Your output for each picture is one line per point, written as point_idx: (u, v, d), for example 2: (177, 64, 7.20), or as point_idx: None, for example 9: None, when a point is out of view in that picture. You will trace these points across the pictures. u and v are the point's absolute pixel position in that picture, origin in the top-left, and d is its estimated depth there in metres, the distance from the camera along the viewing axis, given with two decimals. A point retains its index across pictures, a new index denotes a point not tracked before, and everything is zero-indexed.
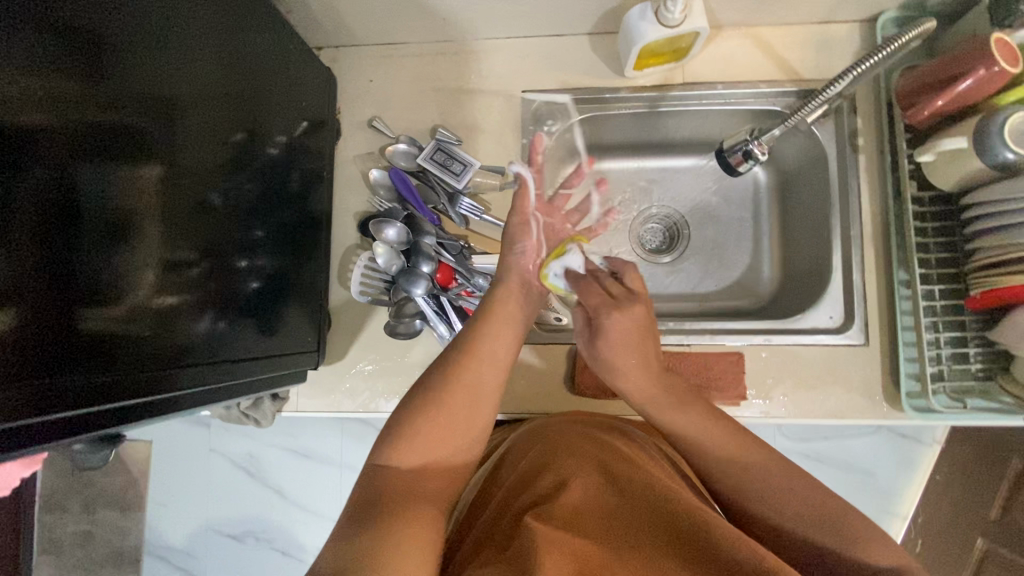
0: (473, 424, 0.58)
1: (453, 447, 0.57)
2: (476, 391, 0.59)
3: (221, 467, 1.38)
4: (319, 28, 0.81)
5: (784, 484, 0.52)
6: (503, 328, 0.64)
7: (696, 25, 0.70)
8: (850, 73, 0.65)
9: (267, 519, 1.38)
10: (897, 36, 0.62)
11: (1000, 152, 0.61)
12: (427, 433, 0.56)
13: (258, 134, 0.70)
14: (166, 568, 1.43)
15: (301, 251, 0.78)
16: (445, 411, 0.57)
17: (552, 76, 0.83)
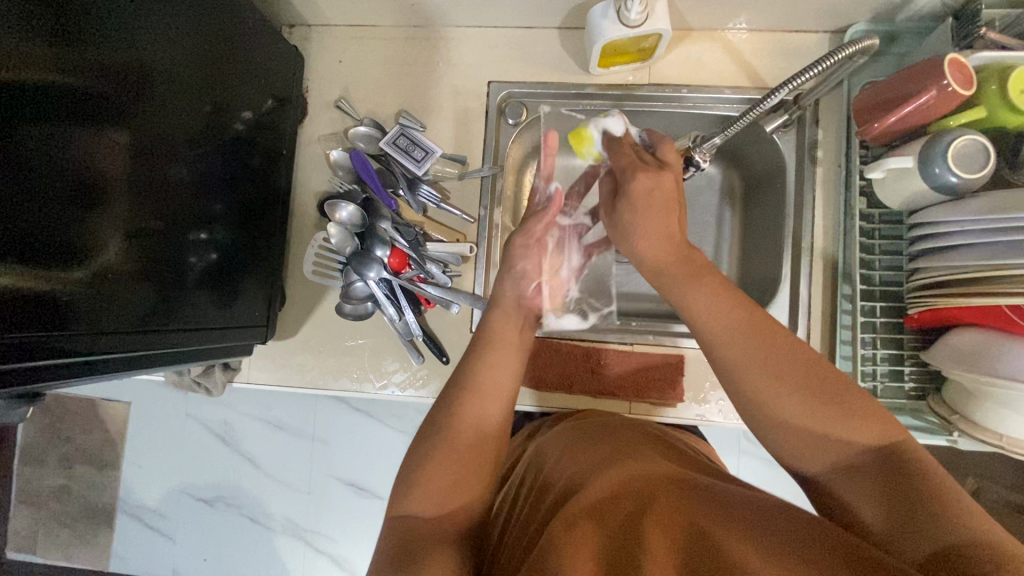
0: (479, 461, 0.54)
1: (463, 485, 0.53)
2: (481, 399, 0.57)
3: (194, 432, 1.41)
4: (290, 5, 0.82)
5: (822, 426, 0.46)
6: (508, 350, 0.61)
7: (657, 27, 0.69)
8: (787, 86, 0.63)
9: (235, 485, 1.41)
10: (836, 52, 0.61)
11: (944, 175, 0.61)
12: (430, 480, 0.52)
13: (225, 109, 0.71)
14: (137, 526, 1.47)
15: (257, 228, 0.79)
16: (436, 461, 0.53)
17: (519, 68, 0.83)
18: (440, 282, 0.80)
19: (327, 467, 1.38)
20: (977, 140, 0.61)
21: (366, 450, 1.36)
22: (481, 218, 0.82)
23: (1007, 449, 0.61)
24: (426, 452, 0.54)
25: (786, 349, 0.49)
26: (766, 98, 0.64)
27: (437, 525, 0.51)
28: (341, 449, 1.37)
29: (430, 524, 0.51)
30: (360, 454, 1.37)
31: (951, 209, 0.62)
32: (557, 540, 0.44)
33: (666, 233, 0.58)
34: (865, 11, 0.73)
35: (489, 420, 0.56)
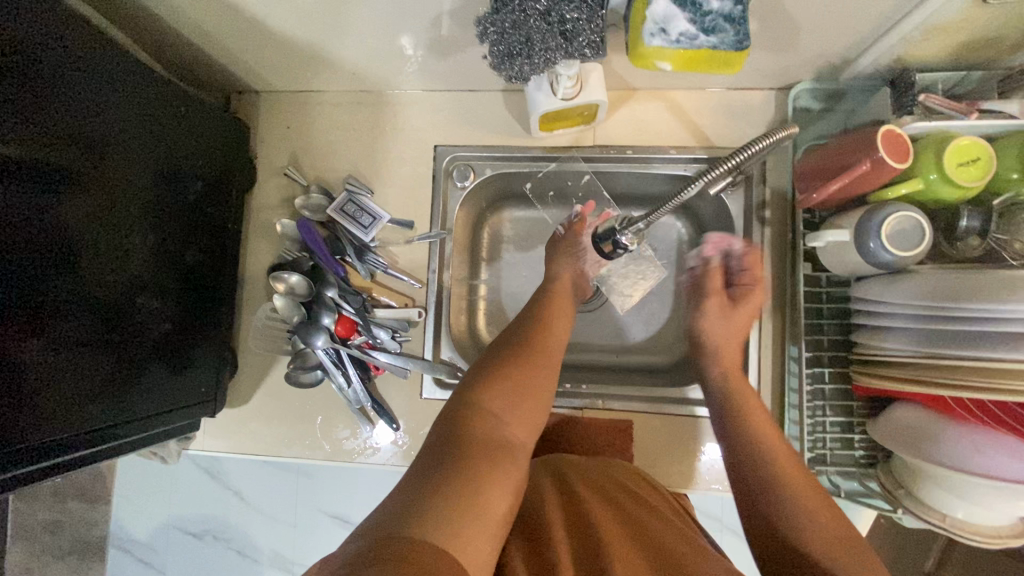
0: (539, 386, 0.66)
1: (521, 414, 0.63)
2: (548, 366, 0.68)
3: (182, 470, 1.31)
4: (235, 77, 0.82)
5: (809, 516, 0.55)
6: (560, 308, 0.75)
7: (592, 97, 0.68)
8: (706, 176, 0.58)
9: (225, 517, 1.31)
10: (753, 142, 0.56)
11: (877, 251, 0.60)
12: (500, 392, 0.63)
13: (179, 182, 0.72)
14: (130, 560, 1.38)
15: (207, 299, 0.79)
16: (504, 387, 0.63)
17: (465, 131, 0.82)
18: (389, 347, 0.81)
19: (314, 500, 1.28)
20: (912, 218, 0.60)
21: (352, 483, 1.27)
22: (430, 282, 0.83)
23: (950, 531, 0.60)
24: (501, 375, 0.65)
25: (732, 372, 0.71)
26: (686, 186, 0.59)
27: (503, 433, 0.60)
28: (327, 485, 1.27)
29: (497, 431, 0.59)
30: (347, 488, 1.27)
31: (885, 286, 0.60)
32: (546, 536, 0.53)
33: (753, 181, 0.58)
34: (806, 72, 0.72)
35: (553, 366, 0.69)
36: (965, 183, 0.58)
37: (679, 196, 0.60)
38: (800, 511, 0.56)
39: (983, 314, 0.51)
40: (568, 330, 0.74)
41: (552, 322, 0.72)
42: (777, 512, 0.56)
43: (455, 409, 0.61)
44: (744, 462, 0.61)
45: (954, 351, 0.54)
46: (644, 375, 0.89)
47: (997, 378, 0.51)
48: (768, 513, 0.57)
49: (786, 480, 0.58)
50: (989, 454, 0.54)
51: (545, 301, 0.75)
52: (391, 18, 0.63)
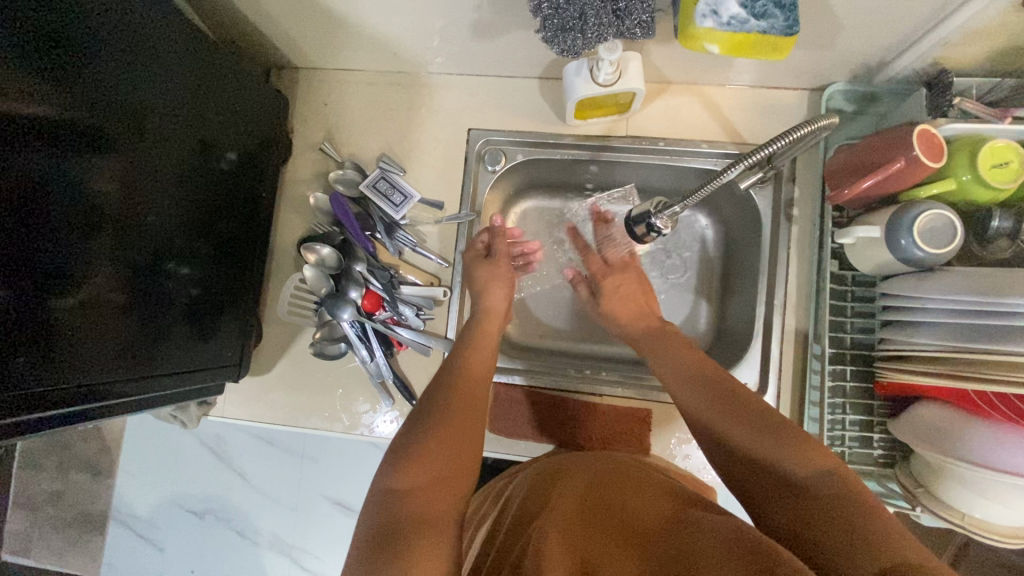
0: (468, 437, 0.62)
1: (447, 474, 0.58)
2: (467, 408, 0.65)
3: (189, 445, 1.31)
4: (279, 51, 0.84)
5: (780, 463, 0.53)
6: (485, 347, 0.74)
7: (629, 85, 0.69)
8: (745, 160, 0.60)
9: (226, 497, 1.32)
10: (790, 128, 0.58)
11: (909, 248, 0.61)
12: (422, 467, 0.57)
13: (214, 148, 0.73)
14: (129, 536, 1.38)
15: (235, 267, 0.80)
16: (420, 466, 0.57)
17: (499, 115, 0.84)
18: (413, 324, 0.82)
19: (317, 485, 1.28)
20: (944, 216, 0.60)
21: (356, 470, 1.27)
22: (456, 262, 0.83)
23: (969, 529, 0.60)
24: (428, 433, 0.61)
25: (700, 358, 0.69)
26: (725, 169, 0.59)
27: (429, 507, 0.53)
28: (331, 469, 1.27)
29: (420, 505, 0.53)
30: (352, 474, 1.27)
31: (913, 284, 0.62)
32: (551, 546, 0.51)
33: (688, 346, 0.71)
34: (842, 72, 0.73)
35: (481, 382, 0.70)
36: (1000, 184, 0.59)
37: (715, 180, 0.61)
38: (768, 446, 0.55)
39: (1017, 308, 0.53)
40: (493, 360, 0.74)
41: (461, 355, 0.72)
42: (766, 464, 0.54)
43: (381, 492, 0.55)
44: (688, 409, 0.64)
45: (981, 345, 0.55)
46: None
47: None
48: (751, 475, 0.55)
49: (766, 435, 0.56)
50: (1009, 450, 0.55)
51: (474, 339, 0.74)
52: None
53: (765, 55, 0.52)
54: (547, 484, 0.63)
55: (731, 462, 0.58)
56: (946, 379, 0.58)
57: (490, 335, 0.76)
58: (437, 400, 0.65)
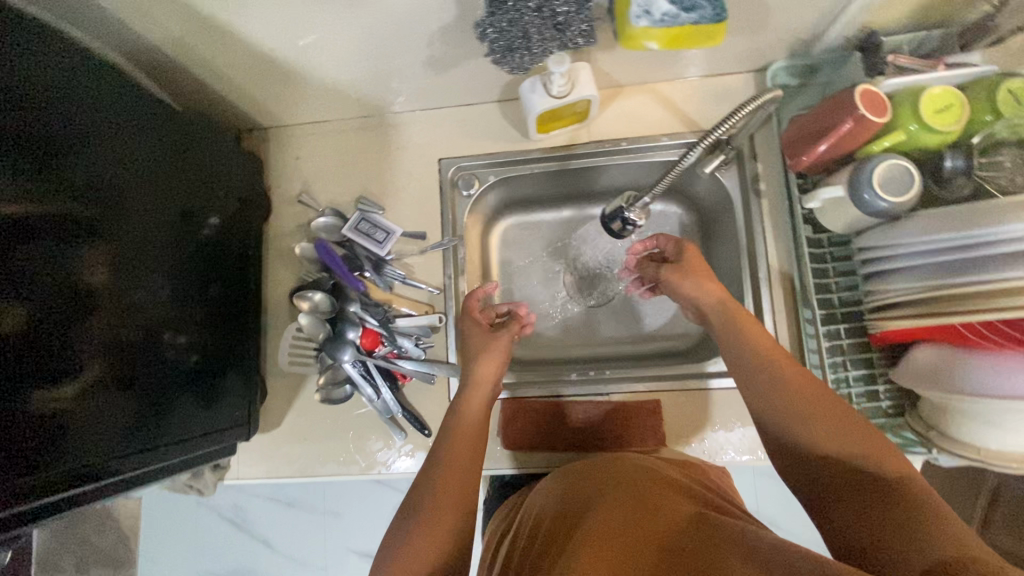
0: (466, 497, 0.62)
1: (438, 531, 0.58)
2: (470, 454, 0.66)
3: (213, 517, 1.29)
4: (246, 115, 0.87)
5: (833, 444, 0.53)
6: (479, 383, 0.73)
7: (583, 93, 0.73)
8: (701, 143, 0.62)
9: (254, 567, 1.28)
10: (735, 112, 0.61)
11: (874, 201, 0.63)
12: (416, 552, 0.56)
13: (194, 216, 0.75)
14: None
15: (231, 328, 0.81)
16: (422, 535, 0.57)
17: (466, 142, 0.87)
18: (414, 355, 0.82)
19: (344, 539, 1.26)
20: (900, 164, 0.63)
21: (381, 517, 1.25)
22: (447, 288, 0.85)
23: (987, 463, 0.61)
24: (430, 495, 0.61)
25: (736, 324, 0.66)
26: (684, 155, 0.62)
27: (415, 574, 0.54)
28: (357, 521, 1.25)
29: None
30: (379, 523, 1.25)
31: (881, 233, 0.65)
32: (577, 545, 0.52)
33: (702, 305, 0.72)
34: (780, 50, 0.77)
35: (474, 411, 0.70)
36: (946, 127, 0.62)
37: (677, 164, 0.63)
38: (830, 425, 0.54)
39: (985, 239, 0.56)
40: (488, 396, 0.73)
41: (464, 395, 0.72)
42: (823, 437, 0.53)
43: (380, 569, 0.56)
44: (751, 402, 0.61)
45: (967, 279, 0.57)
46: (665, 358, 0.91)
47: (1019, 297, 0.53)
48: (808, 459, 0.54)
49: (816, 412, 0.55)
50: (1006, 376, 0.56)
51: (467, 389, 0.73)
52: (392, 38, 0.68)
53: (704, 42, 0.55)
54: (573, 491, 0.62)
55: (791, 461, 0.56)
56: (927, 317, 0.60)
57: (484, 390, 0.73)
58: (426, 482, 0.63)
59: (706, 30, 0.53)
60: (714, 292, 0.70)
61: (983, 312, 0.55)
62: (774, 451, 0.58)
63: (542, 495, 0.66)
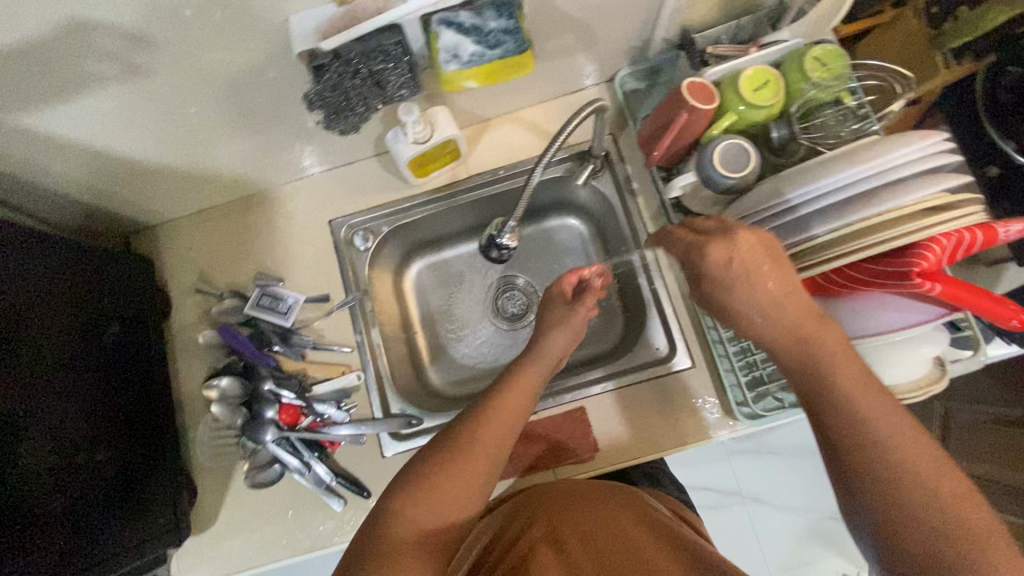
0: (477, 488, 0.55)
1: (445, 511, 0.53)
2: (489, 458, 0.56)
3: None
4: (127, 217, 0.87)
5: (913, 472, 0.47)
6: (505, 415, 0.59)
7: (445, 133, 0.76)
8: (540, 163, 0.68)
9: None
10: (562, 129, 0.67)
11: (722, 180, 0.68)
12: (414, 521, 0.52)
13: (91, 329, 0.73)
14: None
15: (148, 434, 0.78)
16: (421, 516, 0.52)
17: (353, 199, 0.89)
18: (338, 420, 0.81)
19: None
20: (734, 142, 0.68)
21: None
22: (360, 344, 0.85)
23: (879, 399, 0.65)
24: (439, 467, 0.54)
25: (797, 290, 0.53)
26: (529, 177, 0.69)
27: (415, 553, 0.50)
28: None
29: (403, 548, 0.50)
30: None
31: (735, 208, 0.68)
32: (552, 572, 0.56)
33: (775, 289, 0.53)
34: (619, 60, 0.83)
35: (516, 420, 0.60)
36: (768, 101, 0.68)
37: (527, 186, 0.69)
38: (913, 446, 0.47)
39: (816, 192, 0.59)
40: (511, 424, 0.59)
41: (504, 395, 0.61)
42: (897, 459, 0.47)
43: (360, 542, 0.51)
44: (800, 375, 0.53)
45: (806, 233, 0.59)
46: (591, 364, 0.92)
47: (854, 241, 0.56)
48: (870, 463, 0.48)
49: (892, 436, 0.48)
50: (868, 313, 0.60)
51: (499, 402, 0.60)
52: (248, 114, 0.70)
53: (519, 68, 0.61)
54: (561, 510, 0.64)
55: (851, 460, 0.49)
56: (791, 275, 0.62)
57: (518, 401, 0.61)
58: (441, 455, 0.55)
59: (517, 58, 0.59)
60: (773, 294, 0.53)
61: (833, 259, 0.57)
62: (826, 443, 0.52)
63: (530, 506, 0.67)
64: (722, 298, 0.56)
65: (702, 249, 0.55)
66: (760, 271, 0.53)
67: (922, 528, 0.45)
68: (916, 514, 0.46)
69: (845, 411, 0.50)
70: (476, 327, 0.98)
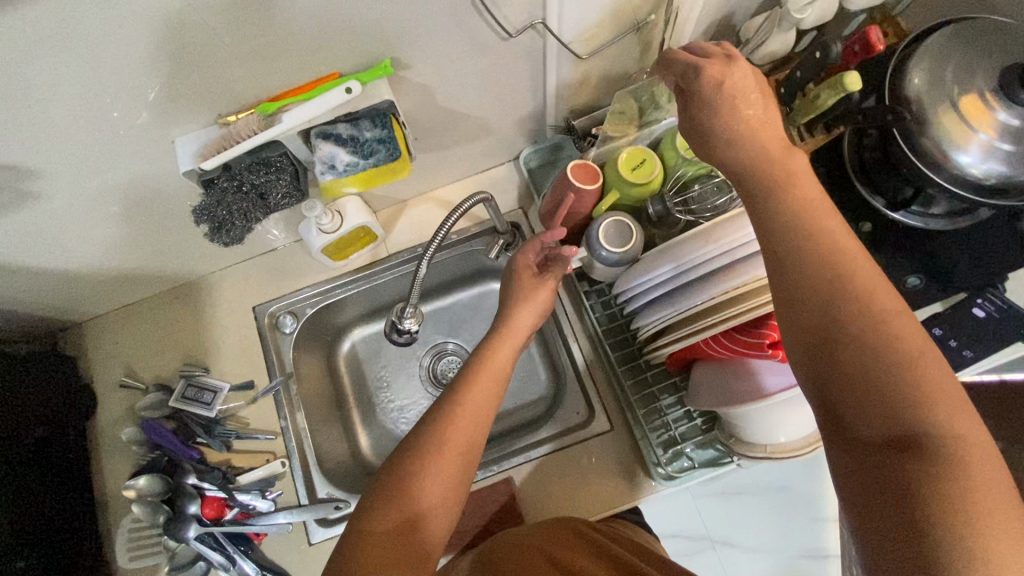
0: (474, 454, 0.58)
1: (441, 508, 0.54)
2: (474, 422, 0.59)
3: None
4: (50, 319, 0.88)
5: (891, 343, 0.40)
6: (491, 379, 0.64)
7: (354, 222, 0.80)
8: (428, 253, 0.72)
9: None
10: (445, 222, 0.71)
11: (609, 256, 0.72)
12: (403, 501, 0.53)
13: (9, 436, 0.73)
14: None
15: (67, 541, 0.77)
16: (415, 500, 0.53)
17: (278, 285, 0.92)
18: (263, 510, 0.81)
19: None
20: (621, 220, 0.72)
21: None
22: (286, 428, 0.86)
23: (775, 455, 0.67)
24: (438, 436, 0.57)
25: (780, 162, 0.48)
26: (418, 267, 0.72)
27: (412, 536, 0.51)
28: None
29: (397, 524, 0.51)
30: None
31: (624, 280, 0.72)
32: None
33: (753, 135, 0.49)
34: (519, 142, 0.88)
35: (499, 380, 0.64)
36: (646, 179, 0.72)
37: (415, 277, 0.72)
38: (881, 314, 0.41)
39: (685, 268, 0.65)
40: (494, 392, 0.63)
41: (489, 357, 0.66)
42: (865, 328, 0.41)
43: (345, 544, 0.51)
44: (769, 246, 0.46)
45: (687, 302, 0.65)
46: (522, 430, 0.93)
47: (727, 309, 0.63)
48: (833, 332, 0.41)
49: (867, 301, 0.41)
50: (751, 376, 0.63)
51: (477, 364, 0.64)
52: (160, 212, 0.73)
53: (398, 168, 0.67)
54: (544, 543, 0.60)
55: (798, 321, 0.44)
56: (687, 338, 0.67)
57: (502, 354, 0.66)
58: (417, 440, 0.57)
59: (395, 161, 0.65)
60: (756, 155, 0.48)
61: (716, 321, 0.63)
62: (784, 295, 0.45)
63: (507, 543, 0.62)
64: (708, 125, 0.50)
65: (698, 69, 0.50)
66: (745, 111, 0.49)
67: (884, 374, 0.39)
68: (876, 366, 0.39)
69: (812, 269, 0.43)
70: (408, 401, 0.99)
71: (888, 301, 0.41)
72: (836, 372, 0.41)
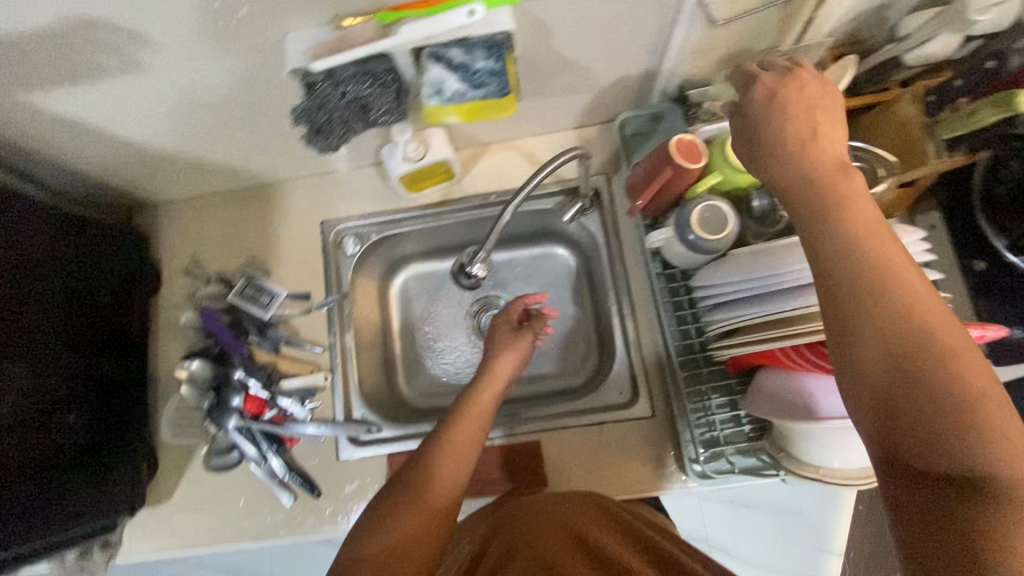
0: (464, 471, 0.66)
1: (423, 524, 0.60)
2: (462, 455, 0.66)
3: None
4: (131, 194, 0.90)
5: (940, 369, 0.38)
6: (473, 421, 0.70)
7: (437, 156, 0.78)
8: (513, 202, 0.70)
9: None
10: (536, 175, 0.69)
11: (697, 240, 0.68)
12: (394, 524, 0.60)
13: (81, 296, 0.76)
14: None
15: (118, 404, 0.81)
16: (405, 516, 0.60)
17: (348, 204, 0.92)
18: (299, 417, 0.84)
19: None
20: (717, 205, 0.68)
21: None
22: (333, 345, 0.88)
23: (823, 479, 0.64)
24: (428, 471, 0.64)
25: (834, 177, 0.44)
26: (499, 216, 0.71)
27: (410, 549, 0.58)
28: None
29: (390, 545, 0.58)
30: None
31: (711, 272, 0.67)
32: None
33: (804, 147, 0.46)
34: (619, 103, 0.84)
35: (488, 416, 0.71)
36: None
37: (496, 225, 0.71)
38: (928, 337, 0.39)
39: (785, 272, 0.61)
40: (481, 432, 0.69)
41: (479, 397, 0.73)
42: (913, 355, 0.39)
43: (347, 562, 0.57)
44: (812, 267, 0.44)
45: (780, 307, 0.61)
46: (558, 396, 0.93)
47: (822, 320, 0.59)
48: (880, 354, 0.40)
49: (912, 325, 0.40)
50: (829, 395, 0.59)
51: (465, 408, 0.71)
52: (253, 112, 0.73)
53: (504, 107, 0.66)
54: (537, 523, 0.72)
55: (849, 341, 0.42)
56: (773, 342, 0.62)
57: (491, 395, 0.73)
58: (417, 465, 0.65)
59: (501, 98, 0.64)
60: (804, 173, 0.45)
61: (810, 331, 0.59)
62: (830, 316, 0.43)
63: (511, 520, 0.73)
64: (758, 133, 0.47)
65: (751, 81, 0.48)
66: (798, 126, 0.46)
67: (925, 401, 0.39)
68: (925, 387, 0.38)
69: (855, 291, 0.41)
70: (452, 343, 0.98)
71: (933, 315, 0.40)
72: (879, 403, 0.40)
